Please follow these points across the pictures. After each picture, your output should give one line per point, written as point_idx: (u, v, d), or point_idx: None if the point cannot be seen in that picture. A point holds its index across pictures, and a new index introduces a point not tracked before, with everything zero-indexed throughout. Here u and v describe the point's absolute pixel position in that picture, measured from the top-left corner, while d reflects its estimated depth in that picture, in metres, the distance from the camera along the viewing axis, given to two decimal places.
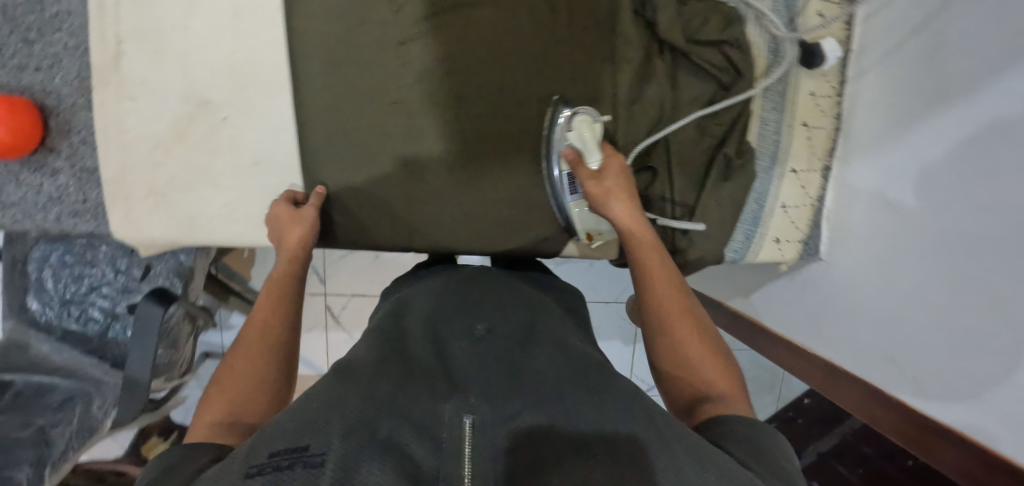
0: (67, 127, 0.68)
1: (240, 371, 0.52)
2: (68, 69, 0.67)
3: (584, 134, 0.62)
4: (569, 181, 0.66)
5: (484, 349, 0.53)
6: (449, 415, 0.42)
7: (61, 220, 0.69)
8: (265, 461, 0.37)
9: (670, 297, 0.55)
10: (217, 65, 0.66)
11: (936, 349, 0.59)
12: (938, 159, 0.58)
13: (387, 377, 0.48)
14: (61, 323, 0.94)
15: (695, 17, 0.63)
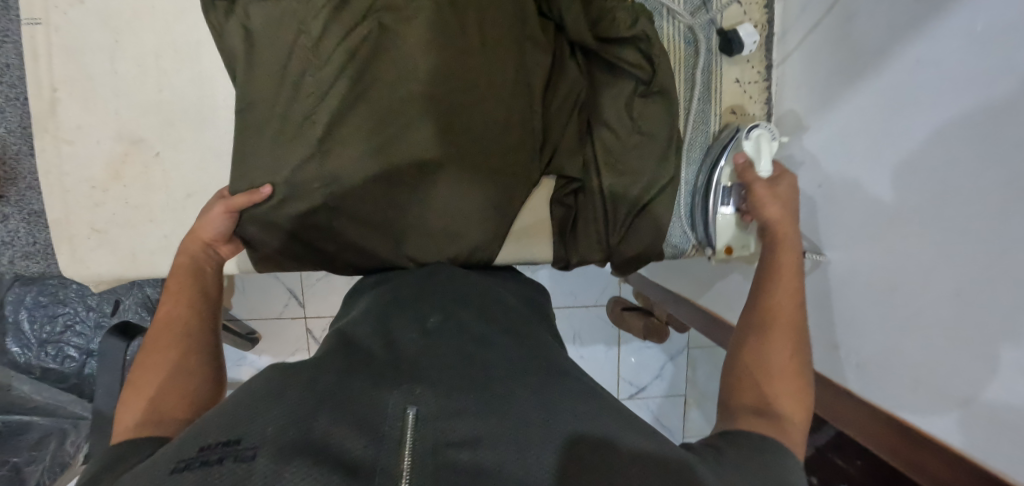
0: (14, 174, 0.71)
1: (153, 370, 0.50)
2: (11, 119, 0.70)
3: (760, 146, 0.64)
4: (726, 194, 0.69)
5: (438, 344, 0.47)
6: (390, 408, 0.38)
7: (14, 263, 0.72)
8: (196, 455, 0.34)
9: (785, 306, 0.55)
10: (147, 103, 0.68)
11: (876, 329, 0.58)
12: (856, 136, 0.59)
13: (337, 364, 0.44)
14: (38, 362, 0.97)
15: (603, 15, 0.63)
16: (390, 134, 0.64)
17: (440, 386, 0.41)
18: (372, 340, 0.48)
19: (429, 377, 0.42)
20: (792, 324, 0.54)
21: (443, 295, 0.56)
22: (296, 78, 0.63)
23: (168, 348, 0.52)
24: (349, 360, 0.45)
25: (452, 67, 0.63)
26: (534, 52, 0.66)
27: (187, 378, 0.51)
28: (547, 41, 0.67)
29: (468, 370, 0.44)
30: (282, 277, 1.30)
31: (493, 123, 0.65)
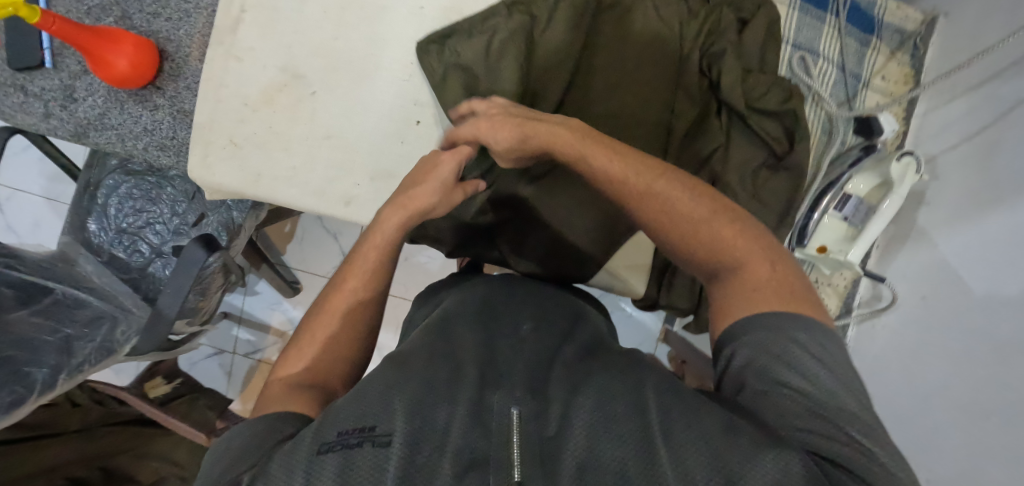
0: (177, 72, 0.76)
1: (326, 322, 0.53)
2: (193, 25, 0.76)
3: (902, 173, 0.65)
4: (840, 200, 0.69)
5: (527, 348, 0.53)
6: (497, 407, 0.42)
7: (147, 151, 0.76)
8: (335, 439, 0.38)
9: (671, 203, 0.50)
10: (320, 46, 0.73)
11: (948, 449, 0.59)
12: (974, 258, 0.61)
13: (442, 362, 0.48)
14: (110, 249, 1.02)
15: (757, 87, 0.68)
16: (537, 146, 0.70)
17: (536, 391, 0.45)
18: (471, 340, 0.53)
19: (513, 383, 0.46)
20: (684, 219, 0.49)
21: (537, 313, 0.61)
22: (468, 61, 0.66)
23: (340, 314, 0.54)
24: (438, 356, 0.50)
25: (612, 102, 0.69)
26: (685, 100, 0.70)
27: (341, 357, 0.52)
28: (697, 93, 0.70)
29: (553, 377, 0.48)
30: (341, 239, 1.33)
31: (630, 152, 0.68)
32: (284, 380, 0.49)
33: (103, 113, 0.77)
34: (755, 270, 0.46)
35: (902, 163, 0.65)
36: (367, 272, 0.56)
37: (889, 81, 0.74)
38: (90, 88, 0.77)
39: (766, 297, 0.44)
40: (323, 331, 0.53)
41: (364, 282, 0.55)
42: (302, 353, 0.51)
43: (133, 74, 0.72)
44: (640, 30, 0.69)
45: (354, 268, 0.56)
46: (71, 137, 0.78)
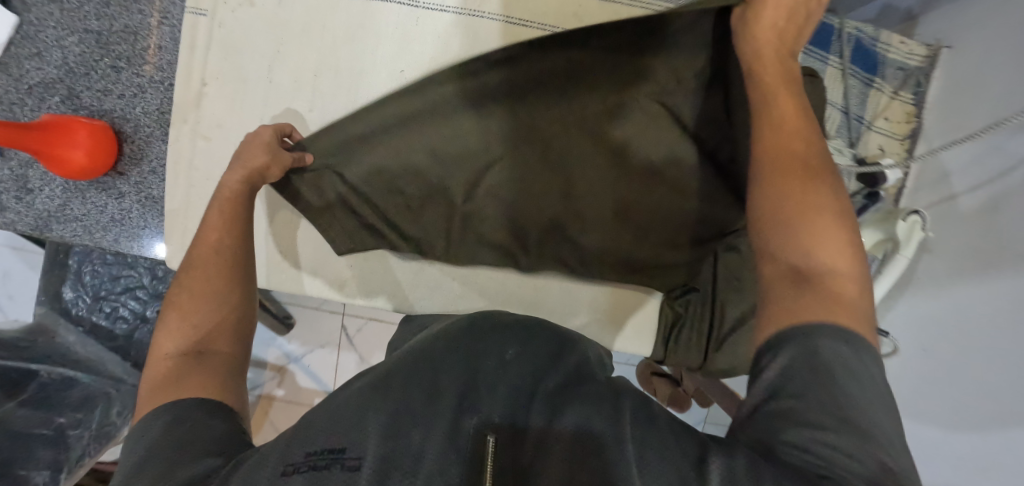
0: (139, 155, 0.70)
1: (188, 317, 0.49)
2: (150, 100, 0.69)
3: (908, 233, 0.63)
4: None
5: (514, 369, 0.49)
6: (467, 429, 0.41)
7: (119, 242, 0.71)
8: (302, 461, 0.38)
9: (768, 126, 0.48)
10: (296, 118, 0.68)
11: None
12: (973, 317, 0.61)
13: (422, 377, 0.46)
14: (91, 317, 0.97)
15: None
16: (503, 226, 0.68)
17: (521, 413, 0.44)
18: (449, 356, 0.50)
19: (490, 405, 0.43)
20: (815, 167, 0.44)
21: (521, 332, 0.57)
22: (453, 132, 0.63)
23: (205, 305, 0.50)
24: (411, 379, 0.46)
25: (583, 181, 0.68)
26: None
27: (226, 335, 0.50)
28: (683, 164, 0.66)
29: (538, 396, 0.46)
30: None
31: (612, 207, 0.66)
32: (169, 370, 0.47)
33: (63, 204, 0.71)
34: (820, 251, 0.40)
35: (908, 221, 0.63)
36: (222, 255, 0.53)
37: (892, 121, 0.72)
38: (44, 177, 0.71)
39: (812, 241, 0.41)
40: (195, 321, 0.49)
41: (216, 262, 0.53)
42: (172, 335, 0.48)
43: (91, 165, 0.66)
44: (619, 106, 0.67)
45: (211, 241, 0.54)
46: (32, 231, 0.71)
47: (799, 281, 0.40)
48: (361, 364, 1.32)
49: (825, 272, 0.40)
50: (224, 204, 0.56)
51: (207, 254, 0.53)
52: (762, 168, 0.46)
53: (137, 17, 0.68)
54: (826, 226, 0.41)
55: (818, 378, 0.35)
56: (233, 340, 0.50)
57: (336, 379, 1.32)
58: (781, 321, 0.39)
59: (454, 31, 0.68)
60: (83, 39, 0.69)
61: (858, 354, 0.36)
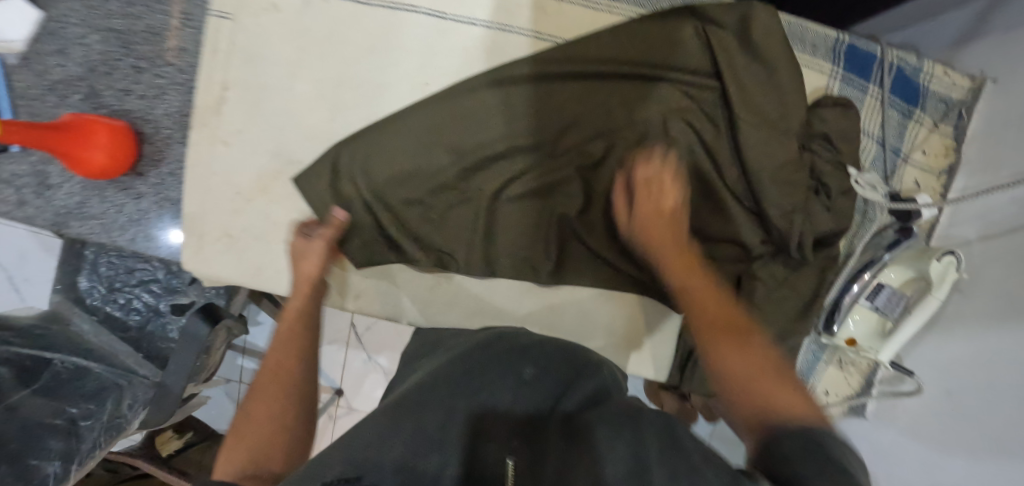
0: (159, 156, 0.70)
1: (268, 386, 0.57)
2: (171, 102, 0.69)
3: (942, 275, 0.61)
4: (871, 289, 0.66)
5: (524, 393, 0.57)
6: (490, 458, 0.46)
7: (136, 242, 0.71)
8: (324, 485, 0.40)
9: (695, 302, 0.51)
10: (316, 127, 0.67)
11: None
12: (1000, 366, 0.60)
13: (442, 396, 0.55)
14: (104, 307, 0.98)
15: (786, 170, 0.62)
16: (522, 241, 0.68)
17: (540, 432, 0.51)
18: (464, 388, 0.57)
19: (502, 434, 0.50)
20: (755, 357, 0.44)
21: (537, 355, 0.64)
22: None
23: (280, 383, 0.58)
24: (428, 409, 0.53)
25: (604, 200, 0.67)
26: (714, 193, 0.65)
27: (282, 420, 0.55)
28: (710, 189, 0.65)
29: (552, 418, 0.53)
30: None
31: (626, 229, 0.67)
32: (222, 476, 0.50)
33: (81, 201, 0.71)
34: (775, 395, 0.41)
35: (943, 262, 0.61)
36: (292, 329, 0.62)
37: (929, 154, 0.69)
38: (64, 174, 0.71)
39: (764, 386, 0.41)
40: (268, 392, 0.57)
41: (288, 338, 0.62)
42: (242, 432, 0.54)
43: (111, 166, 0.66)
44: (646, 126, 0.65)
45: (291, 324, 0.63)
46: (50, 227, 0.72)
47: (767, 420, 0.39)
48: (368, 363, 1.32)
49: (786, 403, 0.40)
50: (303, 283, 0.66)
51: (289, 333, 0.62)
52: (702, 334, 0.48)
53: (161, 17, 0.68)
54: (771, 385, 0.42)
55: (813, 449, 0.34)
56: (285, 413, 0.56)
57: (343, 377, 1.32)
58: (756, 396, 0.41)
59: (481, 46, 0.67)
60: (106, 38, 0.68)
61: (824, 437, 0.36)
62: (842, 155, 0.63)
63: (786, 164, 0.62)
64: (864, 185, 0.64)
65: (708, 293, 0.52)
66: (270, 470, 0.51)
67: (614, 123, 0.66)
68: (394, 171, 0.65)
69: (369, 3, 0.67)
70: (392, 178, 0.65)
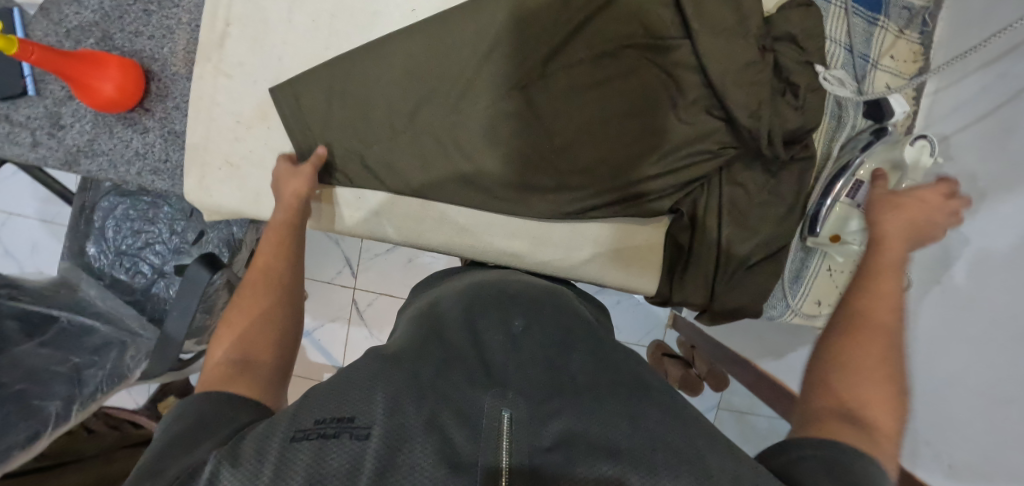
0: (165, 92, 0.74)
1: (249, 303, 0.57)
2: (177, 41, 0.73)
3: (922, 158, 0.64)
4: (851, 186, 0.67)
5: (518, 349, 0.52)
6: (486, 408, 0.43)
7: (141, 175, 0.74)
8: (312, 427, 0.38)
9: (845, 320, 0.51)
10: (313, 56, 0.71)
11: (970, 433, 0.60)
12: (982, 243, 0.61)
13: (435, 354, 0.48)
14: (112, 271, 1.00)
15: (750, 67, 0.64)
16: (504, 156, 0.70)
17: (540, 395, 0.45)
18: (451, 337, 0.52)
19: (510, 382, 0.47)
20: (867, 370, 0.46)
21: (528, 306, 0.60)
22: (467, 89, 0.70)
23: (261, 297, 0.57)
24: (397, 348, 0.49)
25: (582, 114, 0.70)
26: (686, 107, 0.68)
27: (271, 326, 0.55)
28: (687, 97, 0.68)
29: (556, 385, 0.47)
30: (343, 244, 1.32)
31: (604, 156, 0.70)
32: (216, 367, 0.50)
33: (92, 138, 0.75)
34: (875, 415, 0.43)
35: (916, 147, 0.64)
36: (275, 249, 0.62)
37: (898, 60, 0.72)
38: (76, 113, 0.75)
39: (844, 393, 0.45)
40: (252, 304, 0.56)
41: (275, 254, 0.62)
42: (231, 326, 0.54)
43: (120, 97, 0.70)
44: (620, 39, 0.68)
45: (265, 255, 0.62)
46: (61, 166, 0.75)
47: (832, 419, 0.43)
48: (370, 339, 1.33)
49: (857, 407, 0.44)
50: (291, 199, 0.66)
51: (277, 244, 0.63)
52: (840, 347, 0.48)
53: None
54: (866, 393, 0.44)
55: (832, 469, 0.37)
56: (270, 320, 0.56)
57: (345, 354, 1.33)
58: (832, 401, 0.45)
59: None
60: None
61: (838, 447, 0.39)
62: (807, 53, 0.65)
63: (751, 64, 0.64)
64: (833, 80, 0.66)
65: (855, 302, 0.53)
66: (267, 362, 0.52)
67: (586, 45, 0.69)
68: (384, 121, 0.70)
69: None
70: (387, 126, 0.70)
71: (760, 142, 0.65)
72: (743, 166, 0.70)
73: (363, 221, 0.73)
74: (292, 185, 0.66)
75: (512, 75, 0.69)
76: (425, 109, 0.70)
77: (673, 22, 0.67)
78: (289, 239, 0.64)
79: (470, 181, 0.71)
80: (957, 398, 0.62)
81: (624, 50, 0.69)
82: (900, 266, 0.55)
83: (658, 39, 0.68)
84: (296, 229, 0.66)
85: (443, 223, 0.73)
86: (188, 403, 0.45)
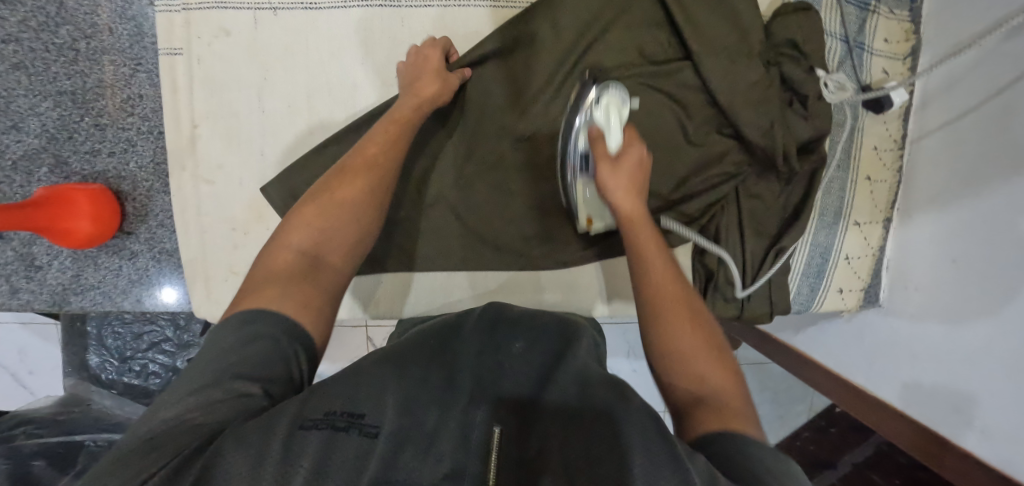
0: (144, 210, 0.68)
1: (337, 199, 0.52)
2: (143, 153, 0.67)
3: (611, 116, 0.60)
4: (580, 156, 0.62)
5: (526, 364, 0.54)
6: (477, 423, 0.44)
7: (141, 301, 0.70)
8: (320, 417, 0.39)
9: (670, 311, 0.48)
10: (298, 144, 0.66)
11: (999, 399, 0.63)
12: (995, 220, 0.62)
13: (438, 375, 0.51)
14: (122, 379, 0.97)
15: (757, 85, 0.64)
16: (523, 213, 0.69)
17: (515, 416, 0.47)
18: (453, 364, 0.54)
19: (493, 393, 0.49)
20: (699, 325, 0.48)
21: (526, 324, 0.61)
22: (474, 146, 0.68)
23: (359, 199, 0.53)
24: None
25: None
26: (695, 129, 0.68)
27: (354, 228, 0.52)
28: (697, 120, 0.68)
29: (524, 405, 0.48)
30: None
31: None
32: (287, 255, 0.49)
33: (76, 273, 0.69)
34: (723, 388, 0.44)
35: (602, 105, 0.61)
36: (383, 147, 0.57)
37: (891, 42, 0.71)
38: (51, 251, 0.69)
39: (705, 368, 0.45)
40: (340, 203, 0.52)
41: (384, 152, 0.57)
42: (313, 215, 0.51)
43: (98, 231, 0.64)
44: (622, 74, 0.67)
45: (375, 148, 0.57)
46: (50, 307, 0.70)
47: (700, 408, 0.43)
48: None
49: (712, 384, 0.44)
50: (407, 112, 0.60)
51: (390, 136, 0.58)
52: (671, 361, 0.46)
53: (107, 68, 0.65)
54: (705, 360, 0.46)
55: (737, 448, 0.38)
56: (360, 221, 0.53)
57: None
58: (692, 421, 0.43)
59: (440, 26, 0.66)
60: (57, 101, 0.65)
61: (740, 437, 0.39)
62: (811, 58, 0.64)
63: (758, 82, 0.64)
64: (832, 86, 0.65)
65: (664, 277, 0.51)
66: (339, 268, 0.50)
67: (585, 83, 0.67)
68: (396, 200, 0.68)
69: (319, 5, 0.65)
70: (395, 203, 0.68)
71: (777, 160, 0.65)
72: (757, 178, 0.70)
73: (387, 305, 0.71)
74: (427, 81, 0.61)
75: (517, 129, 0.67)
76: (434, 181, 0.68)
77: (668, 45, 0.67)
78: (399, 139, 0.59)
79: (494, 243, 0.70)
80: (982, 368, 0.65)
81: (627, 81, 0.67)
82: (642, 187, 0.57)
83: (658, 68, 0.67)
84: (405, 131, 0.59)
85: (472, 290, 0.71)
86: (232, 333, 0.43)
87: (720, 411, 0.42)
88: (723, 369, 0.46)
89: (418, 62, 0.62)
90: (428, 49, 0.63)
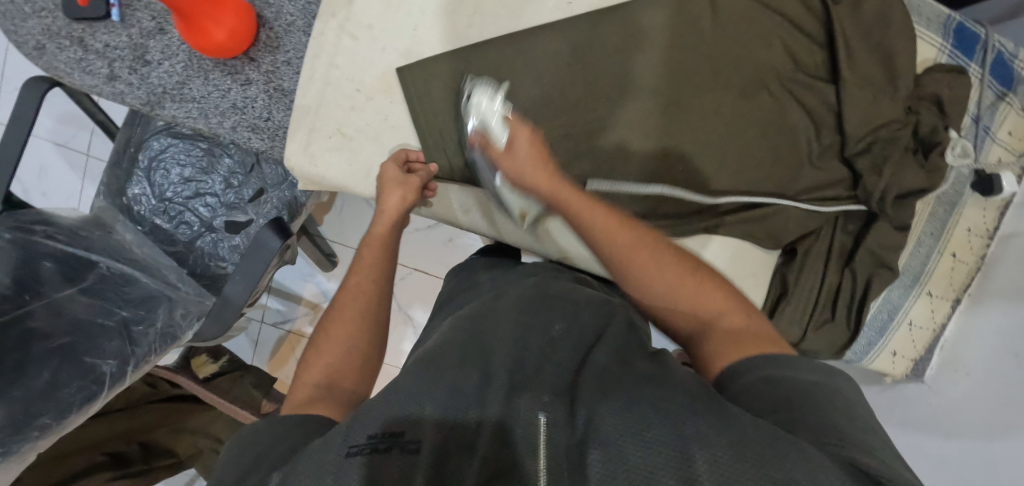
0: (276, 43, 0.68)
1: (333, 331, 0.53)
2: None
3: (484, 112, 0.62)
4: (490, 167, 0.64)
5: (586, 347, 0.48)
6: (523, 410, 0.39)
7: (236, 131, 0.68)
8: (364, 443, 0.35)
9: (597, 215, 0.54)
10: (450, 31, 0.67)
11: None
12: None
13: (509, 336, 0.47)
14: (153, 218, 0.92)
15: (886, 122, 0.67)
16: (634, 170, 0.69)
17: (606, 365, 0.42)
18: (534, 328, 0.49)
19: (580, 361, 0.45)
20: (672, 273, 0.50)
21: (573, 310, 0.53)
22: (615, 95, 0.68)
23: (350, 319, 0.54)
24: (549, 358, 0.45)
25: (722, 140, 0.69)
26: (819, 150, 0.70)
27: (358, 354, 0.52)
28: (824, 140, 0.70)
29: (581, 393, 0.41)
30: None
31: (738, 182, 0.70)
32: (306, 392, 0.47)
33: (182, 81, 0.67)
34: (706, 307, 0.48)
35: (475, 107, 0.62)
36: (371, 266, 0.59)
37: (1014, 136, 0.74)
38: (165, 51, 0.67)
39: (676, 302, 0.49)
40: (335, 333, 0.53)
41: (367, 274, 0.58)
42: (318, 353, 0.51)
43: (229, 44, 0.63)
44: (773, 71, 0.68)
45: (357, 277, 0.57)
46: (142, 105, 0.67)
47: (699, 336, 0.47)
48: (400, 314, 1.26)
49: (696, 309, 0.48)
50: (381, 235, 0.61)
51: (372, 262, 0.59)
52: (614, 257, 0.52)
53: None
54: (686, 291, 0.49)
55: (798, 395, 0.37)
56: (362, 331, 0.54)
57: None
58: (717, 352, 0.44)
59: None
60: None
61: (780, 362, 0.41)
62: (949, 118, 0.67)
63: (892, 122, 0.67)
64: (958, 150, 0.67)
65: (617, 231, 0.52)
66: (351, 391, 0.49)
67: (737, 66, 0.68)
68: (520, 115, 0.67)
69: None
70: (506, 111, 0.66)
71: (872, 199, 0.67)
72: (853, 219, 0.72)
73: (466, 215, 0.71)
74: (393, 193, 0.62)
75: (661, 88, 0.68)
76: (564, 111, 0.67)
77: (819, 62, 0.69)
78: (381, 262, 0.59)
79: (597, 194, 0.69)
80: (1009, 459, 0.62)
81: (774, 81, 0.69)
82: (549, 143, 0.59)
83: (802, 79, 0.69)
84: (389, 252, 0.61)
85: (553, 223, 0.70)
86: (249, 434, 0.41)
87: (718, 343, 0.45)
88: (688, 283, 0.49)
89: (393, 173, 0.63)
90: (388, 164, 0.65)
